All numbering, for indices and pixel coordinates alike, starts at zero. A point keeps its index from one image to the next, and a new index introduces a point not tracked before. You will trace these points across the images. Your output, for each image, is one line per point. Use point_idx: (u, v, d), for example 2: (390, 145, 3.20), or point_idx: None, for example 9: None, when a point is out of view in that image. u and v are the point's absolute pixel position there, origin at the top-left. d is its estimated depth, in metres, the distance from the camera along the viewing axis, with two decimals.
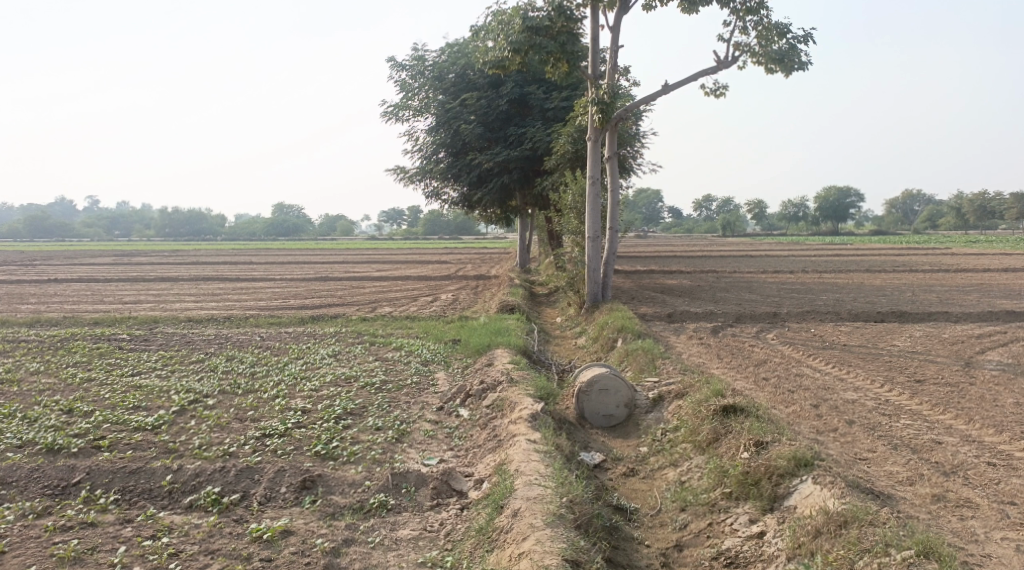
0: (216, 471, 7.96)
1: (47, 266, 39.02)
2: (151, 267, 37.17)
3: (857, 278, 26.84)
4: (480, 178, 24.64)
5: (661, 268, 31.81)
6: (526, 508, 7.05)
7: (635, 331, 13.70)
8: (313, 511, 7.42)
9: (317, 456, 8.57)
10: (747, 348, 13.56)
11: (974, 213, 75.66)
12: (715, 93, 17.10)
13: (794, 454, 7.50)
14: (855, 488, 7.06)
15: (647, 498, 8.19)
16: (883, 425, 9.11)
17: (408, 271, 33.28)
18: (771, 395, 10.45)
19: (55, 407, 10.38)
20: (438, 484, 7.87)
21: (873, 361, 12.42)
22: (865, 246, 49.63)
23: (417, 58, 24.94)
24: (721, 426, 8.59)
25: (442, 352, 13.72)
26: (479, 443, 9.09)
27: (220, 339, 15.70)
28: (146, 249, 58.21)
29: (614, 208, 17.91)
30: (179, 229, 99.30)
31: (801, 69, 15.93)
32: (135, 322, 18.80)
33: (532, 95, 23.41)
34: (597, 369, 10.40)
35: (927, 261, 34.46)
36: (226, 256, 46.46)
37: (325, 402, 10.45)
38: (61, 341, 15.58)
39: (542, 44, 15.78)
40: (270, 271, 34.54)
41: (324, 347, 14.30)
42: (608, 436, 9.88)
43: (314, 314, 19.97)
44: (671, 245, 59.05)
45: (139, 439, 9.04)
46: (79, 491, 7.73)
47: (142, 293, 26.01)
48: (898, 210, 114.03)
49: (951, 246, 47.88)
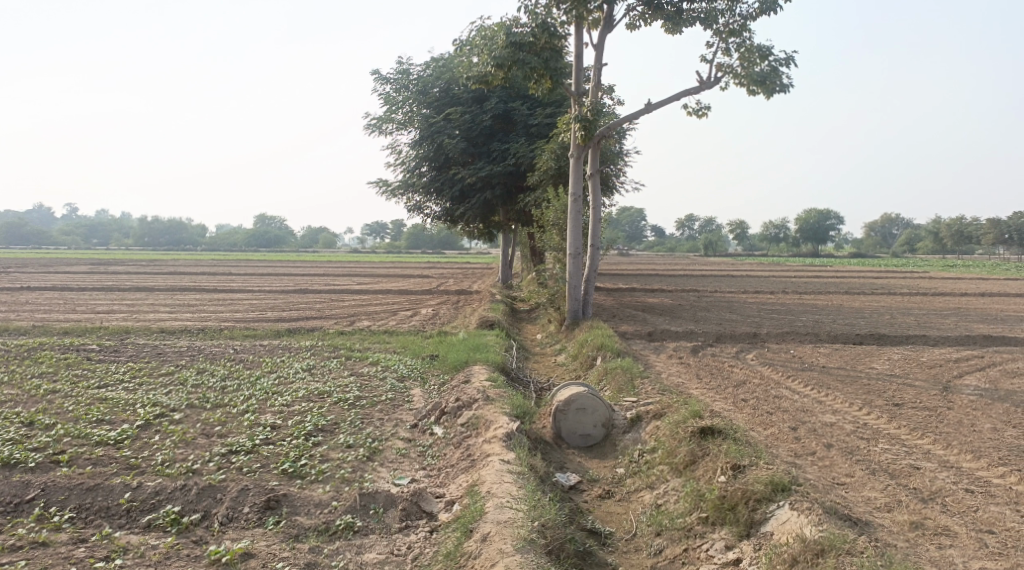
0: (177, 489, 7.72)
1: (21, 273, 38.42)
2: (127, 277, 36.68)
3: (836, 299, 26.93)
4: (462, 193, 24.53)
5: (642, 286, 31.80)
6: (496, 532, 6.86)
7: (615, 349, 13.58)
8: (276, 533, 7.19)
9: (284, 474, 8.34)
10: (726, 369, 13.45)
11: (951, 237, 76.51)
12: (697, 113, 17.12)
13: (771, 479, 7.36)
14: (833, 515, 6.93)
15: (622, 521, 8.02)
16: (862, 449, 9.00)
17: (389, 284, 33.04)
18: (749, 417, 10.33)
19: (16, 419, 10.08)
20: (408, 505, 7.65)
21: (852, 384, 12.35)
22: (845, 269, 49.86)
23: (401, 71, 24.81)
24: (698, 448, 8.45)
25: (418, 368, 13.52)
26: (452, 463, 8.89)
27: (193, 351, 15.41)
28: (125, 258, 57.58)
29: (596, 225, 17.80)
30: (158, 239, 98.42)
31: (783, 91, 15.96)
32: (106, 332, 18.44)
33: (516, 111, 23.36)
34: (574, 388, 10.24)
35: (905, 284, 34.66)
36: (205, 267, 45.97)
37: (296, 417, 10.22)
38: (28, 351, 15.24)
39: (525, 60, 15.71)
40: (248, 282, 34.21)
41: (299, 361, 14.04)
42: (584, 457, 9.71)
43: (291, 327, 19.70)
44: (653, 263, 59.03)
45: (100, 454, 8.77)
46: (33, 508, 7.46)
47: (116, 302, 25.61)
48: (877, 234, 115.16)
49: (929, 269, 48.20)
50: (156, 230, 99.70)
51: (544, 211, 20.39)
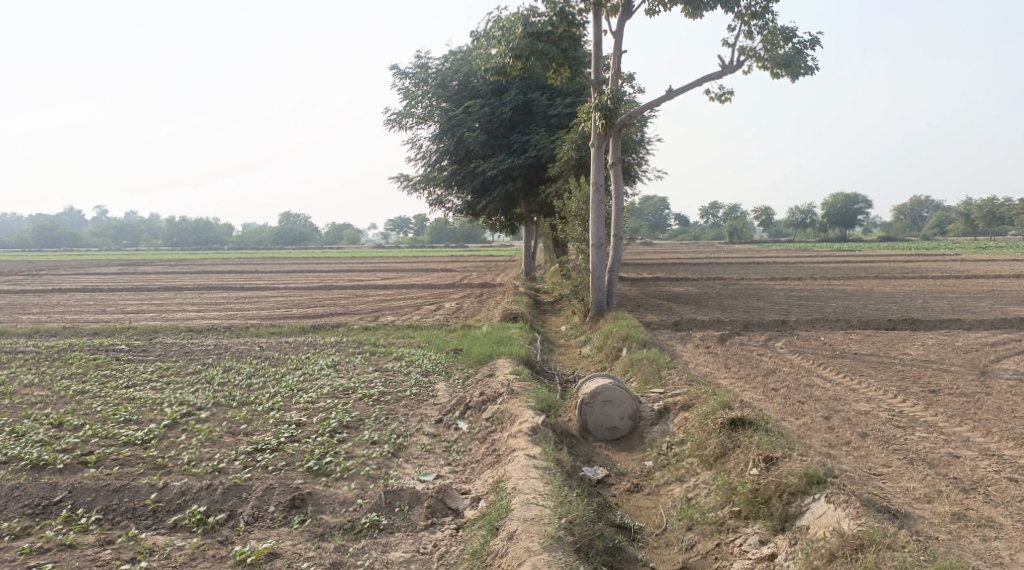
0: (202, 488, 7.65)
1: (52, 276, 38.83)
2: (156, 277, 36.98)
3: (866, 285, 26.45)
4: (484, 185, 24.41)
5: (666, 275, 31.46)
6: (523, 530, 6.72)
7: (641, 340, 13.38)
8: (301, 532, 7.11)
9: (309, 472, 8.27)
10: (756, 358, 13.20)
11: (982, 218, 74.99)
12: (720, 98, 16.83)
13: (806, 471, 7.13)
14: (870, 507, 6.70)
15: (652, 516, 7.84)
16: (898, 438, 8.76)
17: (414, 279, 32.96)
18: (781, 406, 10.11)
19: (45, 420, 10.11)
20: (433, 502, 7.54)
21: (886, 371, 12.05)
22: (873, 253, 49.06)
23: (420, 66, 24.71)
24: (728, 440, 8.25)
25: (442, 362, 13.41)
26: (478, 458, 8.76)
27: (220, 349, 15.42)
28: (153, 258, 58.01)
29: (619, 214, 17.54)
30: (185, 239, 99.32)
31: (807, 74, 15.63)
32: (134, 333, 18.52)
33: (535, 101, 23.15)
34: (599, 380, 10.07)
35: (937, 268, 33.98)
36: (231, 265, 46.20)
37: (321, 414, 10.14)
38: (58, 352, 15.36)
39: (543, 50, 15.50)
40: (274, 279, 34.39)
41: (324, 357, 13.99)
42: (612, 450, 9.55)
43: (316, 323, 19.68)
44: (677, 252, 58.37)
45: (127, 454, 8.76)
46: (60, 510, 7.43)
47: (145, 302, 25.78)
48: (906, 217, 113.30)
49: (961, 252, 47.07)
50: (183, 230, 100.62)
51: (566, 201, 20.18)
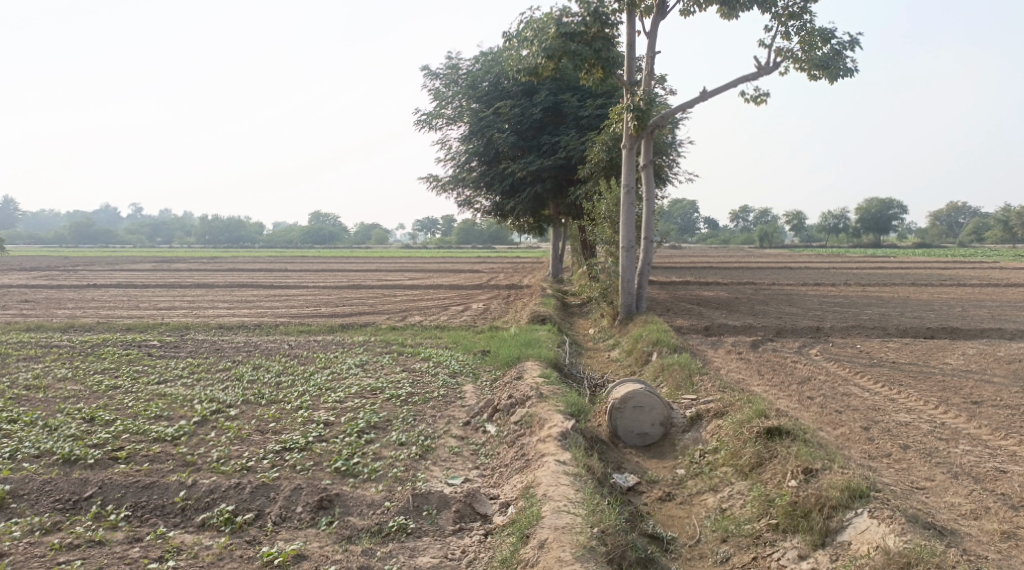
0: (231, 487, 7.57)
1: (87, 271, 39.31)
2: (187, 274, 37.25)
3: (902, 292, 25.93)
4: (513, 186, 24.28)
5: (696, 279, 31.10)
6: (554, 539, 6.58)
7: (672, 344, 13.14)
8: (329, 534, 7.02)
9: (337, 472, 8.18)
10: (790, 364, 12.92)
11: (1021, 225, 73.25)
12: (755, 100, 16.55)
13: (847, 484, 6.92)
14: (916, 523, 6.49)
15: (685, 526, 7.64)
16: (941, 451, 8.48)
17: (442, 279, 32.90)
18: (817, 415, 9.85)
19: (77, 415, 10.13)
20: (462, 507, 7.41)
21: (925, 380, 11.72)
22: (908, 259, 48.17)
23: (451, 66, 24.67)
24: (765, 449, 8.05)
25: (471, 364, 13.28)
26: (506, 462, 8.62)
27: (249, 347, 15.42)
28: (185, 256, 58.60)
29: (650, 217, 17.30)
30: (217, 237, 100.32)
31: (846, 75, 15.30)
32: (166, 329, 18.62)
33: (566, 102, 22.94)
34: (630, 385, 9.88)
35: (975, 275, 33.24)
36: (262, 263, 46.49)
37: (349, 414, 10.06)
38: (91, 347, 15.46)
39: (576, 51, 15.33)
40: (303, 278, 34.51)
41: (353, 356, 13.92)
42: (643, 457, 9.35)
43: (346, 322, 19.66)
44: (707, 255, 57.75)
45: (157, 450, 8.73)
46: (90, 505, 7.39)
47: (177, 299, 25.97)
48: (942, 223, 111.26)
49: (999, 260, 45.95)
50: (215, 228, 101.63)
51: (596, 203, 19.98)
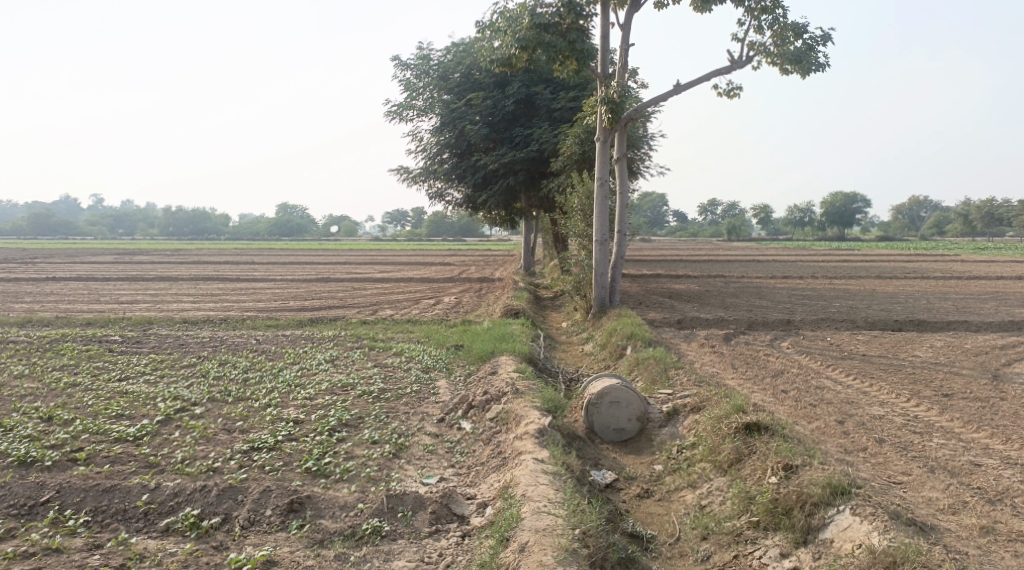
0: (196, 490, 7.32)
1: (47, 264, 38.34)
2: (150, 266, 36.61)
3: (869, 284, 26.21)
4: (485, 179, 24.09)
5: (666, 272, 31.17)
6: (535, 542, 6.46)
7: (646, 338, 13.06)
8: (300, 538, 6.81)
9: (308, 473, 7.97)
10: (763, 358, 12.92)
11: (981, 219, 74.43)
12: (728, 93, 16.52)
13: (829, 481, 6.90)
14: (898, 520, 6.51)
15: (665, 524, 7.58)
16: (916, 444, 8.48)
17: (412, 272, 32.59)
18: (792, 409, 9.82)
19: (35, 414, 9.79)
20: (437, 507, 7.25)
21: (897, 373, 11.79)
22: (872, 253, 48.68)
23: (421, 57, 24.41)
24: (743, 445, 7.99)
25: (443, 359, 13.09)
26: (482, 460, 8.47)
27: (216, 342, 15.09)
28: (148, 248, 57.53)
29: (623, 210, 17.18)
30: (181, 229, 98.71)
31: (818, 70, 15.31)
32: (128, 324, 18.16)
33: (538, 95, 22.77)
34: (606, 380, 9.77)
35: (938, 267, 33.69)
36: (228, 256, 45.76)
37: (319, 412, 9.84)
38: (50, 342, 15.01)
39: (550, 42, 15.16)
40: (270, 271, 34.01)
41: (322, 352, 13.67)
42: (620, 453, 9.25)
43: (314, 316, 19.36)
44: (676, 249, 57.90)
45: (119, 451, 8.45)
46: (47, 511, 7.10)
47: (140, 293, 25.42)
48: (905, 216, 112.87)
49: (960, 253, 46.56)
50: (180, 220, 100.01)
51: (568, 196, 19.87)
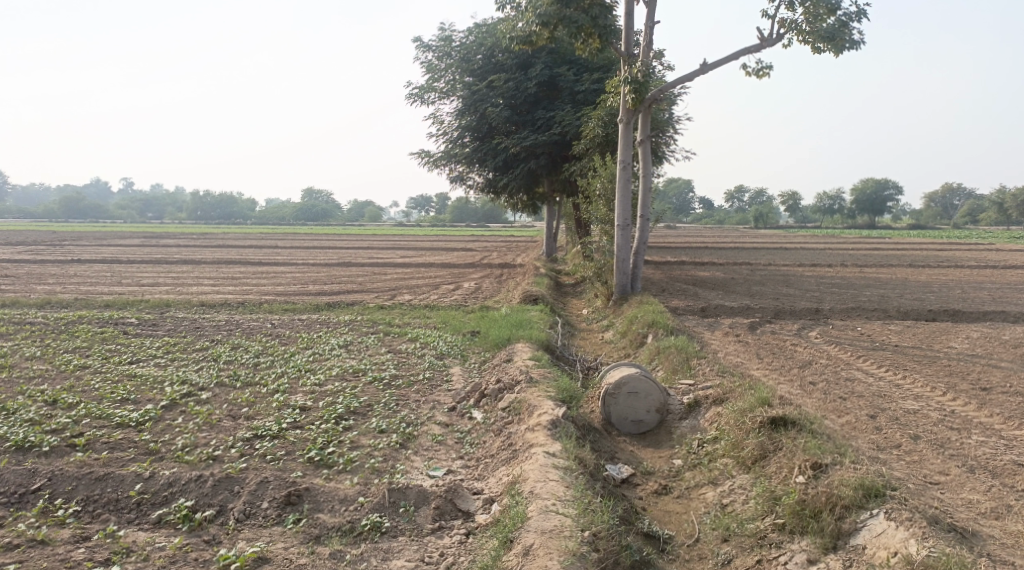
0: (191, 480, 7.00)
1: (73, 246, 38.44)
2: (176, 250, 36.74)
3: (900, 273, 25.41)
4: (506, 162, 23.61)
5: (691, 259, 30.55)
6: (541, 546, 6.07)
7: (667, 326, 12.58)
8: (296, 533, 6.47)
9: (310, 463, 7.64)
10: (790, 348, 12.40)
11: (1016, 207, 72.58)
12: (757, 73, 15.90)
13: (862, 482, 6.46)
14: (936, 526, 6.04)
15: (683, 523, 7.16)
16: (954, 441, 7.97)
17: (434, 258, 32.24)
18: (820, 402, 9.33)
19: (39, 397, 9.54)
20: (442, 503, 6.88)
21: (931, 365, 11.22)
22: (904, 241, 47.44)
23: (444, 38, 23.90)
24: (768, 441, 7.54)
25: (458, 345, 12.70)
26: (492, 453, 8.09)
27: (231, 325, 14.83)
28: (176, 231, 57.79)
29: (646, 193, 16.63)
30: (208, 213, 99.33)
31: (852, 48, 14.66)
32: (146, 306, 17.99)
33: (561, 77, 22.22)
34: (625, 369, 9.32)
35: (974, 256, 32.70)
36: (254, 240, 45.74)
37: (327, 398, 9.49)
38: (65, 324, 14.83)
39: (572, 18, 14.56)
40: (292, 255, 33.82)
41: (337, 337, 13.33)
42: (637, 446, 8.83)
43: (331, 300, 19.04)
44: (703, 236, 56.96)
45: (119, 437, 8.17)
46: (37, 500, 6.83)
47: (161, 275, 25.31)
48: (937, 204, 110.50)
49: (996, 241, 45.18)
50: (207, 204, 100.51)
51: (590, 179, 19.36)
